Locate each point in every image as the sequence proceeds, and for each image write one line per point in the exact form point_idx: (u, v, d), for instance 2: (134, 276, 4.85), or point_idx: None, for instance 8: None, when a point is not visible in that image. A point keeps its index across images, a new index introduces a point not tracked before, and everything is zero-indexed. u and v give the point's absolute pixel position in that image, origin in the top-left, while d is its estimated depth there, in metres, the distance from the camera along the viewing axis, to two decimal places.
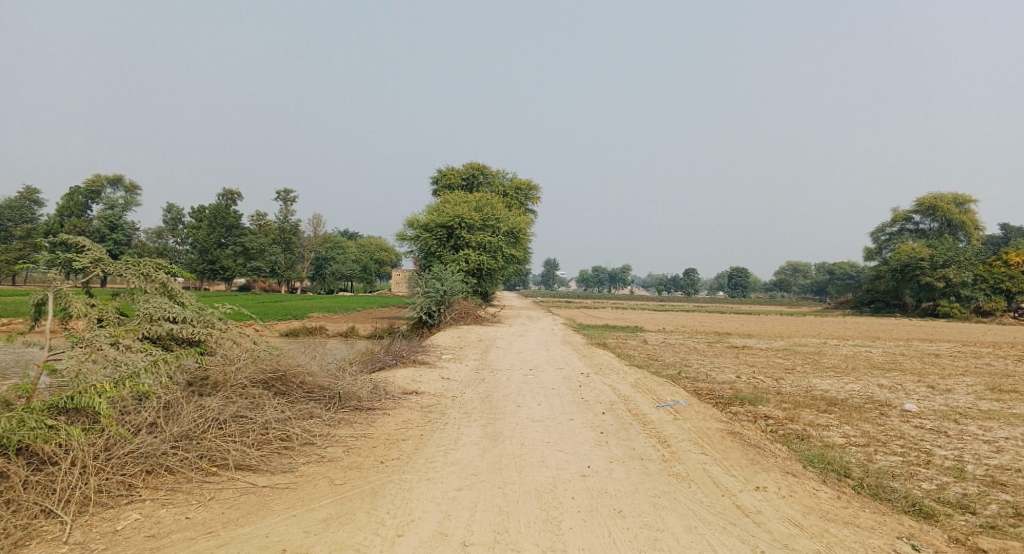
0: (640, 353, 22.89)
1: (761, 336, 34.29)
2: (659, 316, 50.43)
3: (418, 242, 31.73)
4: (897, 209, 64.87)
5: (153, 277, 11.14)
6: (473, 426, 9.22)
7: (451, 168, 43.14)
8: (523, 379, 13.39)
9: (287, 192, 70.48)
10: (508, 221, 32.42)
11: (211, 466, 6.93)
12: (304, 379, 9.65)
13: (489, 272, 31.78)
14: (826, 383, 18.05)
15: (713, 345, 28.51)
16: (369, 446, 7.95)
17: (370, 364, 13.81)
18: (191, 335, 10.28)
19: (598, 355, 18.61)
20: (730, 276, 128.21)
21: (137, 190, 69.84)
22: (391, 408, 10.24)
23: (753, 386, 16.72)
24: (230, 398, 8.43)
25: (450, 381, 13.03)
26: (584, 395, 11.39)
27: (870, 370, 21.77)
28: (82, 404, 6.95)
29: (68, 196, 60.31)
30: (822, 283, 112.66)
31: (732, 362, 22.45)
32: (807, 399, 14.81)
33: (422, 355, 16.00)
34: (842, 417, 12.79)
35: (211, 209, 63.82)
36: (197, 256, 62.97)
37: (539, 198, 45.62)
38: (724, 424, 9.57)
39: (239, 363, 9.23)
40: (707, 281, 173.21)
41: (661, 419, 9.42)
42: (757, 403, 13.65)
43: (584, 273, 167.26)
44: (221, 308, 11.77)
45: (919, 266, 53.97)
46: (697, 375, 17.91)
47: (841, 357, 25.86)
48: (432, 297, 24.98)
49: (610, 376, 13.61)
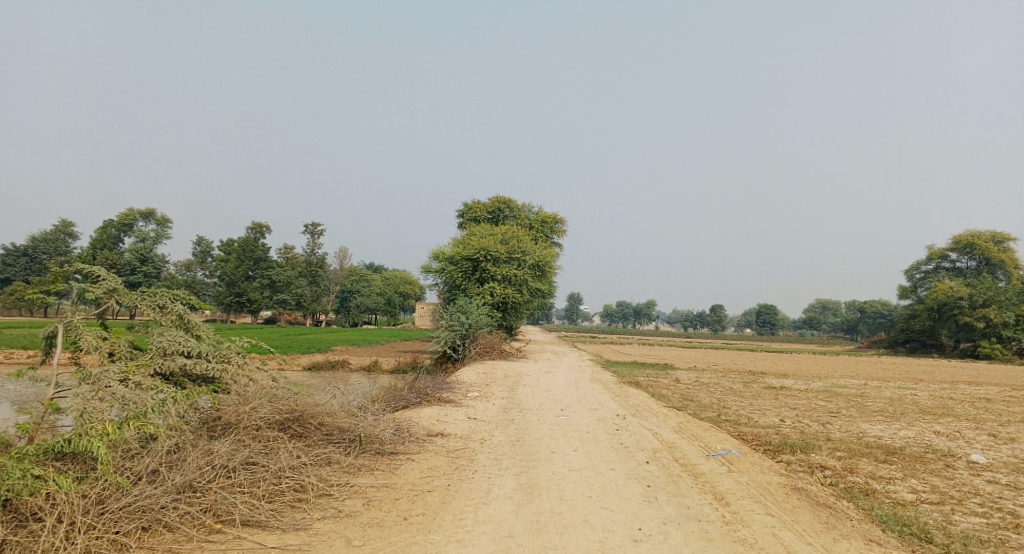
0: (674, 393, 21.86)
1: (797, 377, 32.90)
2: (687, 353, 49.12)
3: (443, 275, 31.21)
4: (932, 247, 63.17)
5: (169, 309, 10.61)
6: (505, 475, 8.41)
7: (476, 202, 42.84)
8: (555, 421, 12.53)
9: (315, 226, 70.96)
10: (534, 254, 31.77)
11: (215, 522, 6.23)
12: (323, 420, 8.89)
13: (515, 306, 31.05)
14: (877, 429, 16.86)
15: (749, 385, 27.30)
16: (391, 498, 7.17)
17: (393, 403, 13.04)
18: (205, 370, 9.66)
19: (632, 395, 17.71)
20: (758, 313, 125.92)
21: (167, 222, 70.69)
22: (415, 453, 9.45)
23: (799, 431, 15.62)
24: (241, 443, 7.73)
25: (478, 422, 12.19)
26: (624, 441, 10.49)
27: (919, 414, 20.47)
28: (79, 448, 6.31)
29: (101, 229, 61.27)
30: (852, 321, 110.14)
31: (771, 404, 21.28)
32: (862, 448, 13.68)
33: (447, 392, 15.20)
34: (906, 469, 11.67)
35: (239, 242, 64.26)
36: (224, 288, 63.17)
37: (565, 231, 45.01)
38: (784, 478, 8.65)
39: (255, 401, 8.52)
40: (734, 319, 170.59)
41: (713, 471, 8.53)
42: (808, 451, 12.61)
43: (608, 309, 165.72)
44: (240, 341, 11.16)
45: (957, 306, 51.94)
46: (738, 419, 16.84)
47: (886, 400, 24.49)
48: (457, 331, 24.32)
49: (649, 419, 12.68)
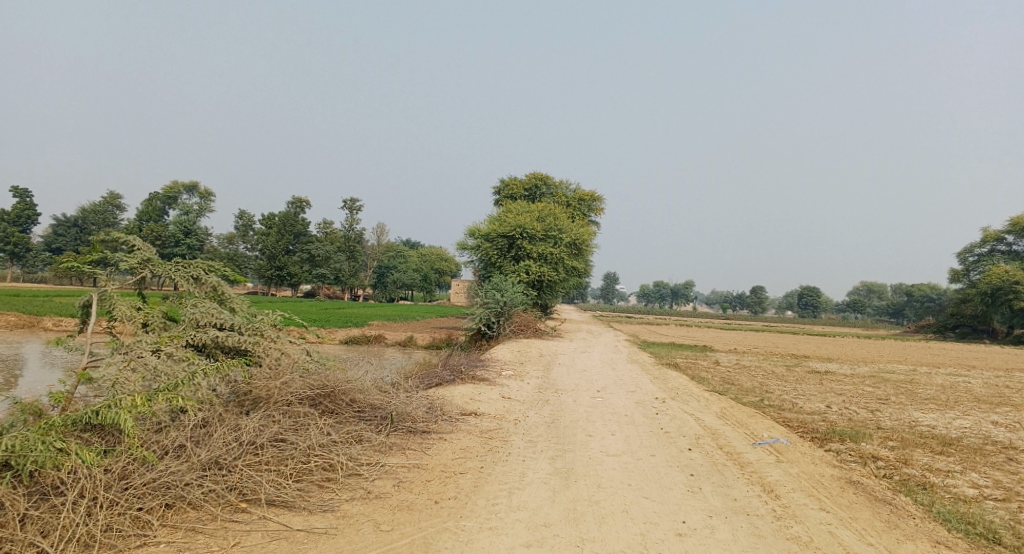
0: (714, 376, 21.28)
1: (842, 361, 31.90)
2: (727, 335, 48.11)
3: (478, 251, 30.90)
4: (986, 229, 60.58)
5: (203, 280, 10.48)
6: (540, 459, 8.08)
7: (513, 179, 42.37)
8: (592, 402, 12.15)
9: (353, 201, 71.37)
10: (571, 232, 31.26)
11: (241, 501, 6.04)
12: (354, 396, 8.64)
13: (550, 284, 30.65)
14: (931, 418, 16.09)
15: (792, 369, 26.50)
16: (422, 480, 6.91)
17: (427, 380, 12.80)
18: (238, 343, 9.52)
19: (671, 377, 17.19)
20: (799, 295, 123.15)
21: (210, 196, 71.82)
22: (448, 432, 9.18)
23: (847, 419, 14.97)
24: (271, 419, 7.53)
25: (513, 402, 11.88)
26: (664, 426, 10.05)
27: (974, 403, 19.54)
28: (106, 421, 6.17)
29: (147, 202, 62.46)
30: (898, 305, 106.94)
31: (816, 389, 20.55)
32: (916, 437, 13.02)
33: (482, 370, 14.93)
34: (965, 462, 11.01)
35: (280, 217, 64.90)
36: (265, 262, 64.01)
37: (602, 209, 44.29)
38: (838, 470, 8.16)
39: (285, 376, 8.32)
40: (775, 301, 167.34)
41: (760, 461, 8.08)
42: (859, 440, 12.03)
43: (645, 288, 164.03)
44: (274, 314, 11.01)
45: (1012, 290, 49.84)
46: (783, 404, 16.24)
47: (938, 388, 23.51)
48: (492, 308, 24.11)
49: (690, 404, 12.22)
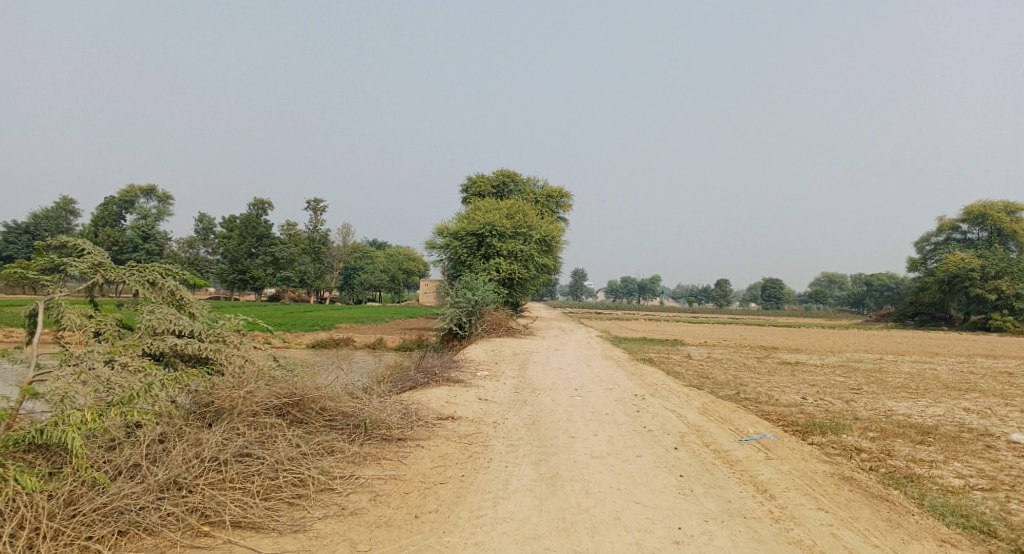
0: (688, 370, 21.18)
1: (811, 352, 32.16)
2: (696, 328, 48.34)
3: (447, 250, 30.39)
4: (942, 218, 61.99)
5: (160, 285, 9.87)
6: (523, 464, 7.72)
7: (481, 176, 41.94)
8: (571, 402, 11.84)
9: (317, 202, 70.15)
10: (541, 228, 30.97)
11: (203, 523, 5.57)
12: (325, 404, 8.15)
13: (521, 282, 30.33)
14: (905, 407, 16.14)
15: (763, 361, 26.57)
16: (400, 493, 6.48)
17: (400, 384, 12.33)
18: (198, 351, 8.96)
19: (648, 373, 16.97)
20: (763, 288, 124.87)
21: (169, 199, 69.91)
22: (424, 438, 8.75)
23: (824, 410, 14.91)
24: (235, 432, 7.02)
25: (490, 404, 11.49)
26: (647, 425, 9.76)
27: (943, 390, 19.74)
28: (52, 441, 5.66)
29: (103, 206, 60.45)
30: (859, 295, 109.10)
31: (790, 381, 20.56)
32: (894, 427, 12.98)
33: (456, 371, 14.50)
34: (947, 451, 10.96)
35: (242, 219, 63.41)
36: (227, 266, 62.46)
37: (570, 206, 44.12)
38: (828, 465, 7.97)
39: (250, 385, 7.80)
40: (740, 294, 169.69)
41: (750, 459, 7.85)
42: (840, 432, 11.93)
43: (612, 284, 164.88)
44: (237, 318, 10.46)
45: (969, 277, 51.03)
46: (760, 397, 16.13)
47: (907, 375, 23.76)
48: (463, 308, 23.72)
49: (670, 400, 11.99)
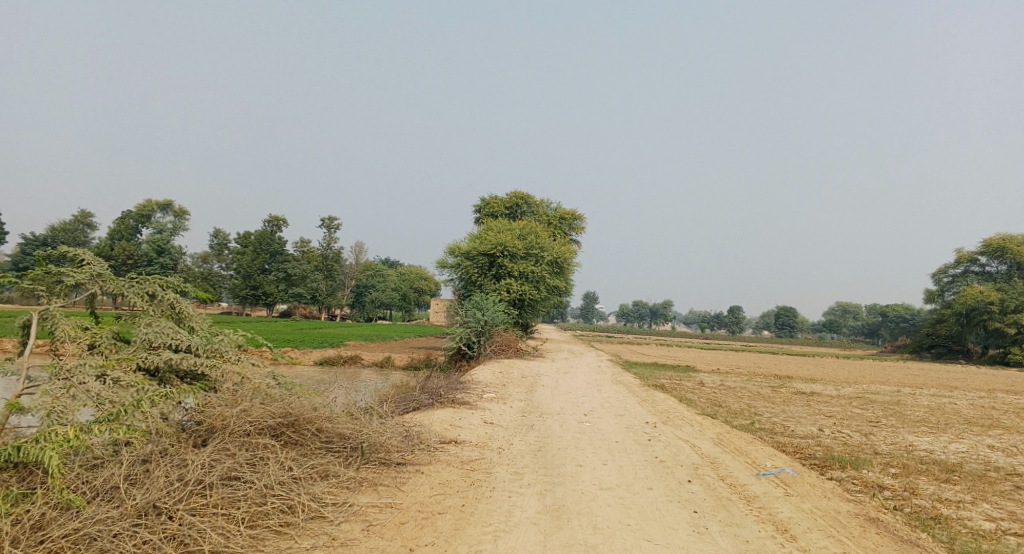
0: (700, 397, 20.62)
1: (827, 382, 31.45)
2: (709, 355, 47.57)
3: (458, 270, 30.12)
4: (960, 250, 61.12)
5: (160, 298, 9.61)
6: (527, 494, 7.31)
7: (494, 197, 41.81)
8: (580, 428, 11.41)
9: (331, 220, 70.35)
10: (553, 250, 30.67)
11: (182, 552, 5.26)
12: (321, 424, 7.78)
13: (531, 304, 29.98)
14: (927, 442, 15.54)
15: (777, 390, 25.95)
16: (396, 523, 6.12)
17: (403, 405, 11.94)
18: (194, 367, 8.63)
19: (659, 400, 16.51)
20: (776, 316, 123.55)
21: (184, 214, 70.38)
22: (426, 463, 8.37)
23: (842, 444, 14.36)
24: (225, 452, 6.69)
25: (495, 427, 11.08)
26: (659, 455, 9.32)
27: (965, 425, 19.07)
28: (28, 459, 5.39)
29: (119, 220, 60.83)
30: (874, 325, 107.61)
31: (805, 411, 19.98)
32: (917, 463, 12.43)
33: (462, 393, 14.11)
34: (974, 491, 10.43)
35: (256, 235, 63.57)
36: (240, 281, 62.52)
37: (583, 228, 43.83)
38: (852, 504, 7.52)
39: (245, 403, 7.45)
40: (753, 322, 168.21)
41: (769, 495, 7.42)
42: (860, 467, 11.42)
43: (624, 308, 163.99)
44: (236, 334, 10.17)
45: (987, 310, 50.11)
46: (775, 428, 15.61)
47: (926, 409, 23.06)
48: (472, 328, 23.38)
49: (682, 429, 11.53)
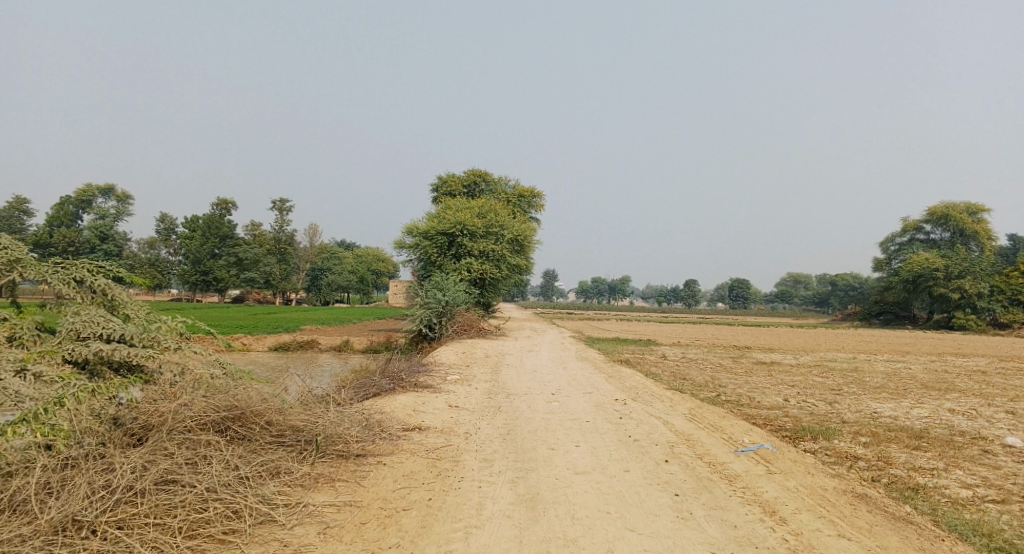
0: (664, 371, 20.43)
1: (785, 352, 31.76)
2: (668, 328, 47.79)
3: (416, 250, 29.36)
4: (906, 219, 62.66)
5: (90, 284, 8.79)
6: (498, 484, 6.82)
7: (451, 175, 40.96)
8: (549, 408, 10.96)
9: (283, 202, 68.40)
10: (513, 228, 30.12)
11: None
12: (271, 417, 7.12)
13: (493, 282, 29.46)
14: (890, 408, 15.62)
15: (739, 361, 26.02)
16: (355, 524, 5.57)
17: (363, 391, 11.29)
18: (127, 358, 7.86)
19: (626, 375, 16.20)
20: (731, 288, 125.40)
21: (128, 199, 67.45)
22: (388, 453, 7.78)
23: (809, 413, 14.28)
24: (160, 451, 6.02)
25: (460, 411, 10.54)
26: (633, 434, 8.94)
27: (923, 390, 19.32)
28: None
29: (58, 206, 57.92)
30: (824, 294, 110.22)
31: (768, 382, 19.98)
32: (886, 431, 12.37)
33: (425, 376, 13.52)
34: (946, 457, 10.37)
35: (204, 219, 61.39)
36: (189, 267, 60.38)
37: (542, 205, 43.34)
38: (836, 479, 7.25)
39: (183, 397, 6.78)
40: (708, 294, 171.00)
41: (751, 473, 7.09)
42: (831, 437, 11.28)
43: (582, 284, 164.74)
44: (175, 320, 9.37)
45: (932, 277, 51.44)
46: (742, 400, 15.47)
47: (883, 375, 23.39)
48: (433, 308, 22.76)
49: (654, 405, 11.19)
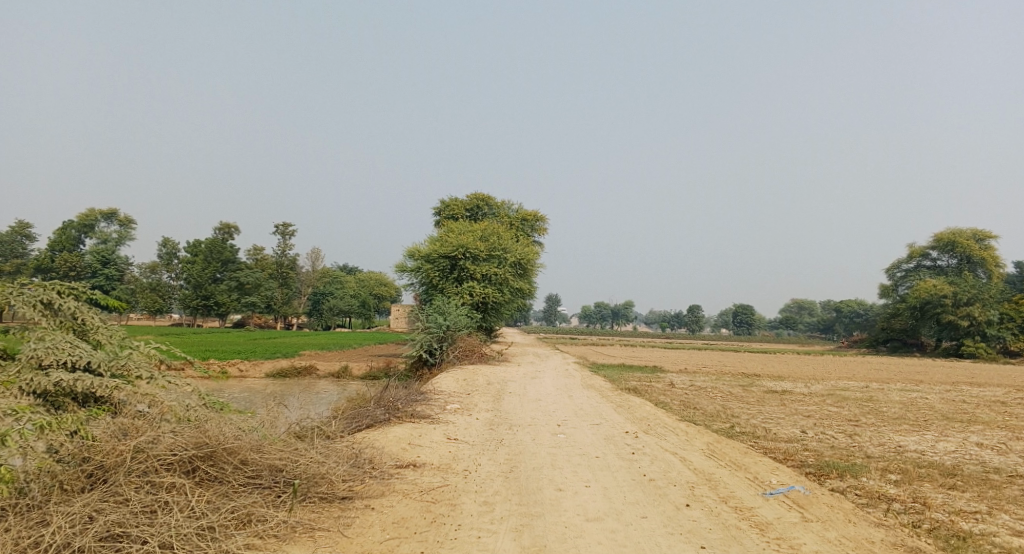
0: (672, 399, 19.58)
1: (796, 380, 30.77)
2: (674, 354, 46.78)
3: (418, 274, 28.69)
4: (912, 245, 61.92)
5: (58, 306, 8.08)
6: (501, 532, 6.06)
7: (454, 199, 40.48)
8: (554, 441, 10.17)
9: (285, 226, 67.97)
10: (515, 251, 29.48)
11: None
12: (246, 455, 6.35)
13: (495, 307, 28.76)
14: (915, 442, 14.74)
15: (749, 389, 25.10)
16: None
17: (355, 422, 10.52)
18: (90, 389, 7.10)
19: (636, 405, 15.37)
20: (734, 314, 124.24)
21: (130, 222, 66.98)
22: (378, 495, 7.01)
23: (830, 447, 13.41)
24: (113, 499, 5.27)
25: (460, 445, 9.76)
26: (648, 472, 8.16)
27: (944, 422, 18.39)
28: None
29: (60, 231, 57.40)
30: (829, 321, 108.98)
31: (782, 411, 19.08)
32: (915, 467, 11.53)
33: (423, 406, 12.74)
34: (986, 498, 9.57)
35: (206, 243, 61.00)
36: (190, 291, 59.77)
37: (545, 229, 42.74)
38: (879, 527, 6.50)
39: (148, 434, 6.04)
40: (712, 321, 169.52)
41: (785, 522, 6.33)
42: (859, 473, 10.46)
43: (584, 310, 163.43)
44: (151, 347, 8.60)
45: (940, 304, 50.51)
46: (758, 431, 14.63)
47: (900, 405, 22.44)
48: (434, 333, 22.09)
49: (667, 439, 10.38)
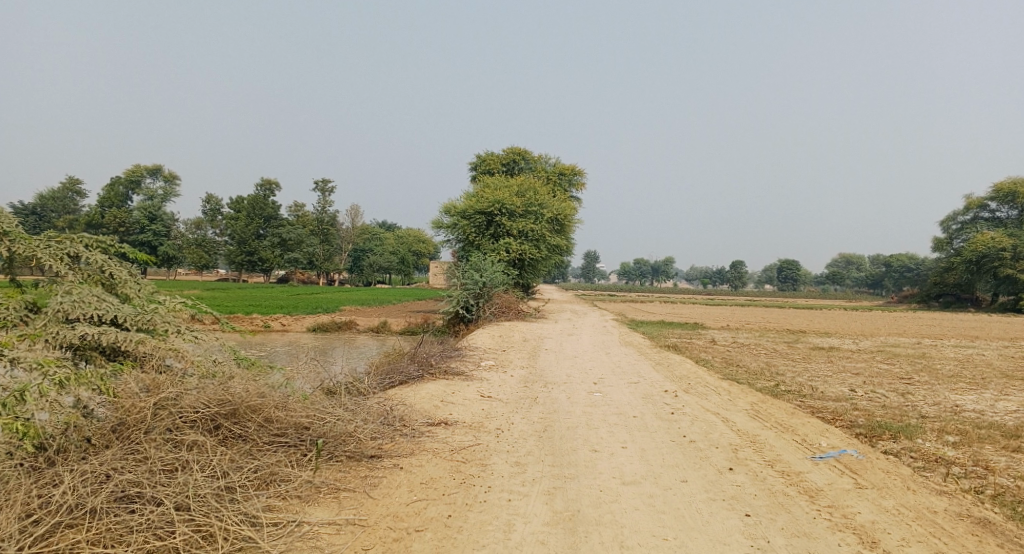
0: (714, 357, 19.06)
1: (844, 336, 29.82)
2: (716, 311, 45.87)
3: (454, 230, 28.38)
4: (969, 197, 59.08)
5: (86, 260, 7.95)
6: (532, 495, 5.78)
7: (490, 153, 39.83)
8: (591, 400, 9.84)
9: (325, 183, 68.19)
10: (553, 207, 28.90)
11: None
12: (270, 414, 6.17)
13: (533, 263, 28.37)
14: (972, 402, 14.01)
15: (794, 346, 24.39)
16: None
17: (387, 379, 10.34)
18: (116, 343, 6.98)
19: (677, 363, 14.93)
20: (779, 269, 121.52)
21: (175, 179, 67.98)
22: (407, 454, 6.80)
23: (881, 406, 12.81)
24: (133, 459, 5.13)
25: (493, 403, 9.50)
26: (688, 434, 7.78)
27: (1004, 380, 17.51)
28: None
29: (109, 187, 58.54)
30: (878, 276, 105.57)
31: (829, 369, 18.43)
32: (975, 429, 10.90)
33: (458, 362, 12.54)
34: None
35: (249, 199, 61.53)
36: (235, 247, 60.76)
37: (584, 184, 41.88)
38: (941, 495, 6.02)
39: (171, 391, 5.89)
40: (755, 276, 166.49)
41: (837, 489, 5.90)
42: (914, 435, 9.90)
43: (624, 265, 161.90)
44: (178, 301, 8.47)
45: (998, 257, 48.31)
46: (805, 390, 14.08)
47: (954, 363, 21.50)
48: (470, 290, 21.84)
49: (709, 398, 9.97)
